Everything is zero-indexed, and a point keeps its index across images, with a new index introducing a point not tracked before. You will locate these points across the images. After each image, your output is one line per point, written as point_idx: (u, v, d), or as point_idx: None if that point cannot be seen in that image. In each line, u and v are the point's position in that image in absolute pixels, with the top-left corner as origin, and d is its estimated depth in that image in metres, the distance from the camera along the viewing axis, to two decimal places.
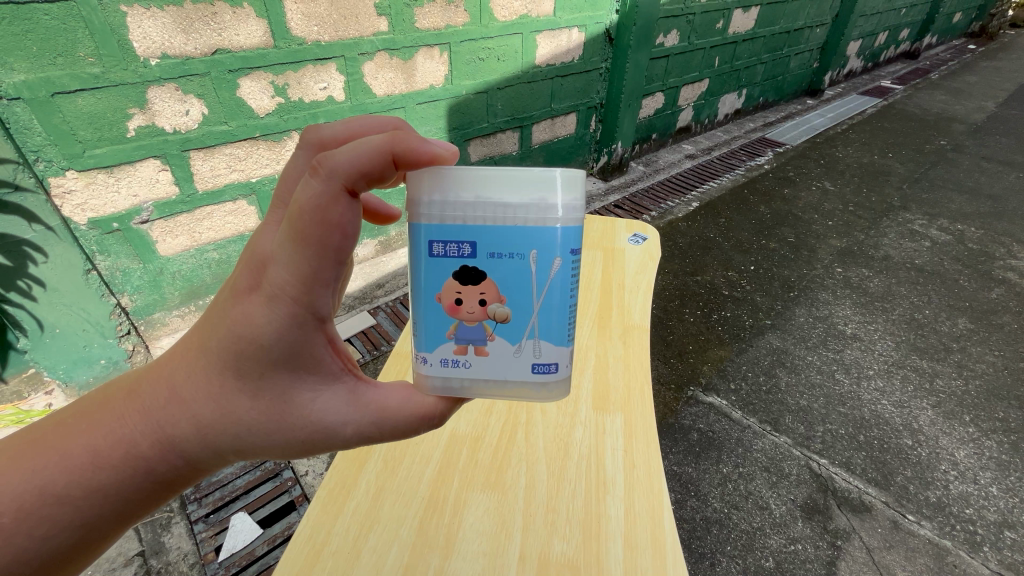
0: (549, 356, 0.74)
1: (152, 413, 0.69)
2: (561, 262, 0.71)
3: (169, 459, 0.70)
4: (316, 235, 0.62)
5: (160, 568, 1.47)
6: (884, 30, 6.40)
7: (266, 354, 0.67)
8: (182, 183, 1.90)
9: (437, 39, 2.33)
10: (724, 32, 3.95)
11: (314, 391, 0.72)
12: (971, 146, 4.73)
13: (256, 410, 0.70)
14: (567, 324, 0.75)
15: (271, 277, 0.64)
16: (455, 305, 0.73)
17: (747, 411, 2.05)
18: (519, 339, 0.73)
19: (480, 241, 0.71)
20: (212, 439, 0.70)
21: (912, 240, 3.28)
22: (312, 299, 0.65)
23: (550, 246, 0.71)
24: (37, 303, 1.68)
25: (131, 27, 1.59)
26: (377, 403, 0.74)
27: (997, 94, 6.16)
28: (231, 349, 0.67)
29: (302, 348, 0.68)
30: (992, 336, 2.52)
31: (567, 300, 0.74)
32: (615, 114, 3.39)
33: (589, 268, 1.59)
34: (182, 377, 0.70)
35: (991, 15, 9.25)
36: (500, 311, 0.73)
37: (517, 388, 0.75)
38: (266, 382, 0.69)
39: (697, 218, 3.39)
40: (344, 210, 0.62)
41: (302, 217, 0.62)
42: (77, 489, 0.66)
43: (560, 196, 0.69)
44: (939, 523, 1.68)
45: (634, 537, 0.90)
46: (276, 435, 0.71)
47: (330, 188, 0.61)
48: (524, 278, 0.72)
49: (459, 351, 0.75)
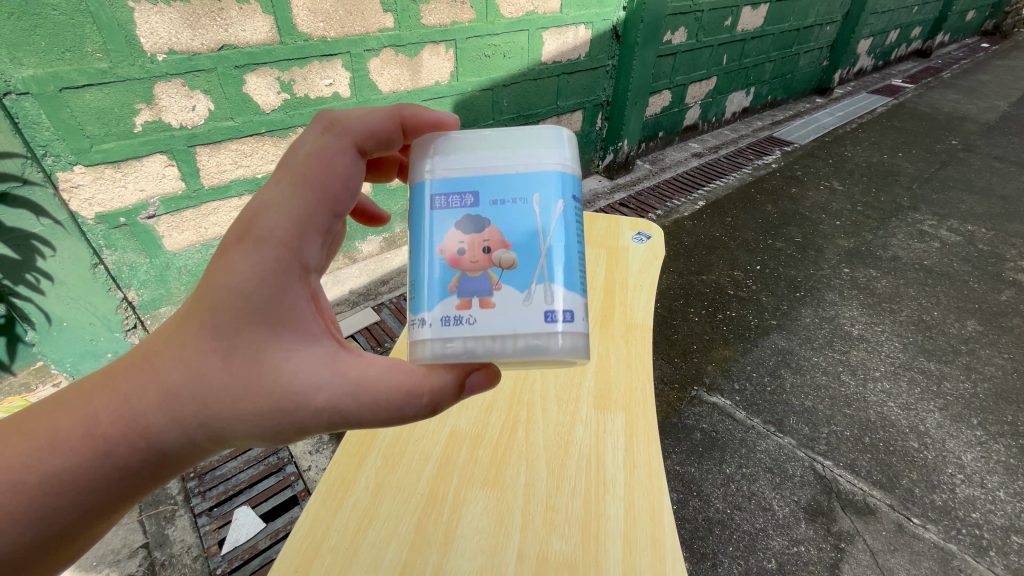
0: (563, 303, 0.68)
1: (121, 386, 0.69)
2: (563, 204, 0.72)
3: (137, 440, 0.68)
4: (318, 179, 0.74)
5: (164, 561, 1.48)
6: (894, 29, 6.31)
7: (244, 304, 0.68)
8: (188, 178, 1.91)
9: (442, 36, 2.32)
10: (732, 29, 3.91)
11: (288, 351, 0.69)
12: (983, 145, 4.66)
13: (228, 374, 0.68)
14: (579, 271, 0.71)
15: (261, 223, 0.70)
16: (457, 254, 0.71)
17: (750, 412, 2.04)
18: (528, 284, 0.68)
19: (481, 190, 0.73)
20: (179, 412, 0.68)
21: (921, 241, 3.24)
22: (300, 244, 0.72)
23: (550, 187, 0.72)
24: (45, 297, 1.72)
25: (138, 23, 1.60)
26: (356, 372, 0.70)
27: (1009, 93, 6.09)
28: (211, 300, 0.68)
29: (283, 301, 0.69)
30: (1001, 338, 2.48)
31: (573, 243, 0.72)
32: (622, 111, 3.37)
33: (592, 267, 1.58)
34: (156, 344, 0.70)
35: (1005, 13, 9.10)
36: (504, 257, 0.70)
37: (531, 344, 0.67)
38: (239, 339, 0.68)
39: (704, 217, 3.37)
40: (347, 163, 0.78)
41: (307, 162, 0.74)
42: (34, 475, 0.64)
43: (552, 146, 0.74)
44: (945, 527, 1.66)
45: (633, 538, 0.89)
46: (249, 405, 0.68)
47: (338, 141, 0.78)
48: (529, 220, 0.71)
49: (462, 306, 0.68)
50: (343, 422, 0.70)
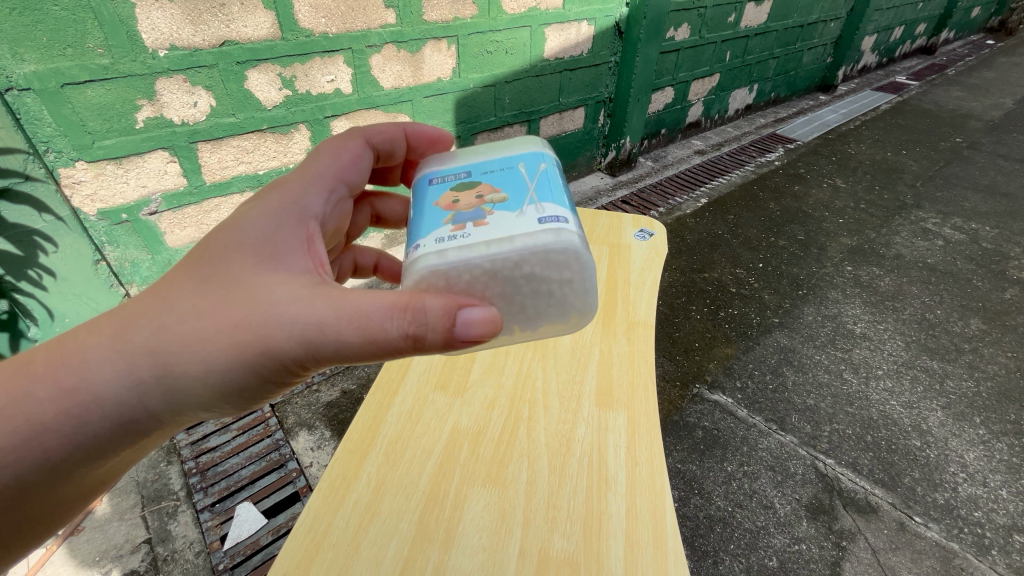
0: (552, 211, 0.73)
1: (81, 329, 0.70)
2: (545, 164, 0.87)
3: (92, 382, 0.68)
4: (330, 155, 0.95)
5: (167, 556, 1.48)
6: (899, 25, 6.26)
7: (240, 234, 0.74)
8: (190, 175, 1.91)
9: (444, 32, 2.31)
10: (736, 26, 3.88)
11: (263, 279, 0.70)
12: (987, 143, 4.64)
13: (206, 301, 0.69)
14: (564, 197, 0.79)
15: (281, 181, 0.87)
16: (452, 204, 0.80)
17: (753, 410, 2.03)
18: (519, 206, 0.75)
19: (474, 169, 0.89)
20: (137, 349, 0.68)
21: (925, 239, 3.22)
22: (305, 196, 0.85)
23: (531, 161, 0.88)
24: (47, 293, 1.73)
25: (140, 19, 1.59)
26: (333, 294, 0.69)
27: (1014, 90, 6.04)
28: (204, 249, 0.73)
29: (277, 230, 0.76)
30: (1005, 337, 2.47)
31: (556, 182, 0.82)
32: (624, 108, 3.35)
33: (594, 266, 1.57)
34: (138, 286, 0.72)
35: (1011, 10, 9.01)
36: (495, 196, 0.79)
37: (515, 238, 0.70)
38: (218, 262, 0.71)
39: (706, 215, 3.35)
40: (356, 146, 1.00)
41: (325, 145, 0.97)
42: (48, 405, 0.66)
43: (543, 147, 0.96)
44: (947, 526, 1.66)
45: (635, 535, 0.89)
46: (219, 338, 0.68)
47: (351, 134, 1.02)
48: (512, 176, 0.84)
49: (456, 229, 0.74)
50: (319, 345, 0.68)
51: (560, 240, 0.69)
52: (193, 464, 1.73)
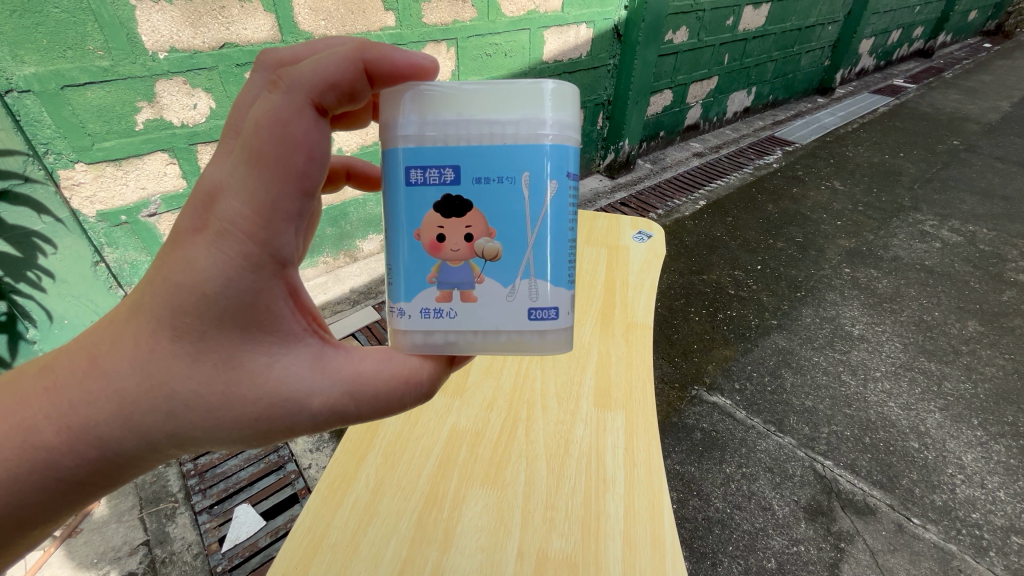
0: (547, 300, 0.73)
1: (64, 396, 0.64)
2: (555, 185, 0.71)
3: (93, 456, 0.65)
4: (275, 155, 0.62)
5: (165, 558, 1.48)
6: (896, 29, 6.30)
7: (211, 298, 0.63)
8: (189, 177, 1.91)
9: (444, 35, 2.32)
10: (734, 29, 3.90)
11: (269, 356, 0.67)
12: (985, 146, 4.66)
13: (208, 389, 0.65)
14: (565, 265, 0.74)
15: (224, 211, 0.62)
16: (437, 242, 0.73)
17: (750, 411, 2.03)
18: (512, 280, 0.72)
19: (465, 166, 0.71)
20: (140, 428, 0.65)
21: (923, 241, 3.24)
22: (271, 236, 0.64)
23: (541, 168, 0.70)
24: (47, 294, 1.72)
25: (140, 21, 1.60)
26: (344, 373, 0.69)
27: (1011, 93, 6.07)
28: (172, 302, 0.63)
29: (257, 298, 0.65)
30: (1003, 339, 2.48)
31: (564, 231, 0.73)
32: (623, 111, 3.36)
33: (592, 267, 1.58)
34: (110, 354, 0.64)
35: (1007, 13, 9.07)
36: (488, 247, 0.72)
37: (509, 336, 0.73)
38: (208, 343, 0.65)
39: (704, 217, 3.36)
40: (308, 127, 0.64)
41: (257, 132, 0.61)
42: (58, 458, 0.64)
43: (567, 118, 0.71)
44: (945, 528, 1.66)
45: (634, 536, 0.89)
46: (230, 423, 0.67)
47: (291, 99, 0.63)
48: (515, 203, 0.71)
49: (443, 298, 0.73)
50: (333, 424, 0.71)
51: (547, 342, 0.73)
52: (192, 465, 1.73)
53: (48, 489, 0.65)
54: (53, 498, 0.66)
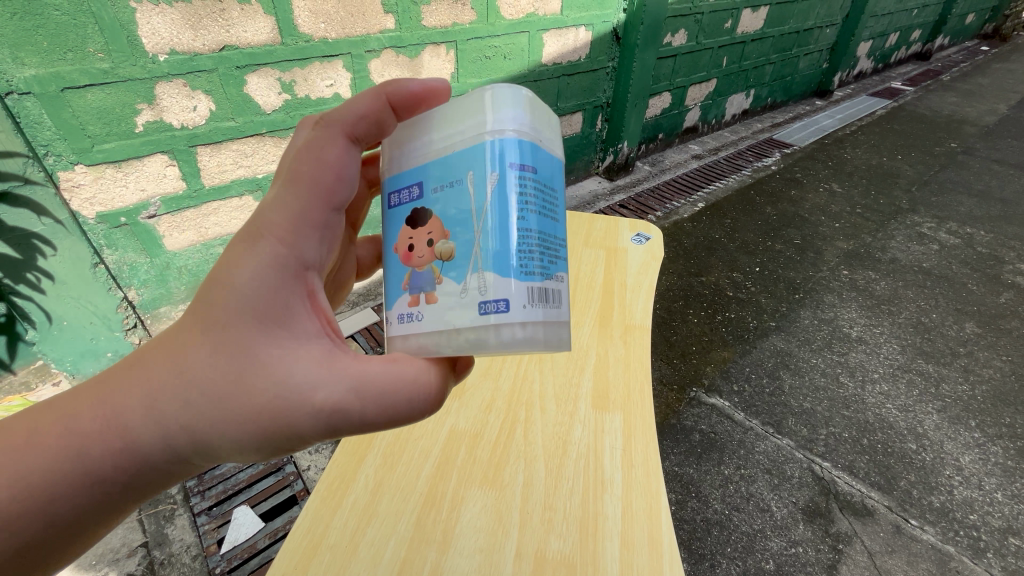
0: (497, 292, 0.62)
1: (104, 388, 0.64)
2: (497, 176, 0.64)
3: (113, 449, 0.63)
4: (309, 172, 0.71)
5: (163, 560, 1.48)
6: (894, 32, 6.33)
7: (237, 291, 0.64)
8: (189, 178, 1.92)
9: (443, 37, 2.33)
10: (732, 32, 3.91)
11: (280, 349, 0.64)
12: (982, 148, 4.68)
13: (222, 381, 0.63)
14: (518, 255, 0.63)
15: (262, 219, 0.68)
16: (408, 252, 0.71)
17: (749, 413, 2.04)
18: (463, 277, 0.64)
19: (426, 180, 0.71)
20: (162, 422, 0.63)
21: (920, 243, 3.25)
22: (299, 241, 0.69)
23: (484, 162, 0.65)
24: (46, 295, 1.72)
25: (140, 24, 1.60)
26: (354, 371, 0.65)
27: (1008, 96, 6.10)
28: (203, 298, 0.65)
29: (279, 295, 0.66)
30: (1000, 341, 2.49)
31: (511, 220, 0.63)
32: (621, 113, 3.37)
33: (590, 269, 1.59)
34: (150, 347, 0.66)
35: (1004, 16, 9.12)
36: (443, 247, 0.67)
37: (467, 337, 0.64)
38: (227, 333, 0.64)
39: (703, 219, 3.37)
40: (339, 153, 0.74)
41: (298, 157, 0.72)
42: (90, 452, 0.62)
43: (511, 108, 0.66)
44: (942, 529, 1.67)
45: (631, 537, 0.90)
46: (242, 421, 0.64)
47: (327, 132, 0.74)
48: (462, 202, 0.66)
49: (412, 303, 0.70)
50: (342, 427, 0.66)
51: (504, 341, 0.62)
52: None
53: (78, 485, 0.63)
54: (79, 495, 0.63)
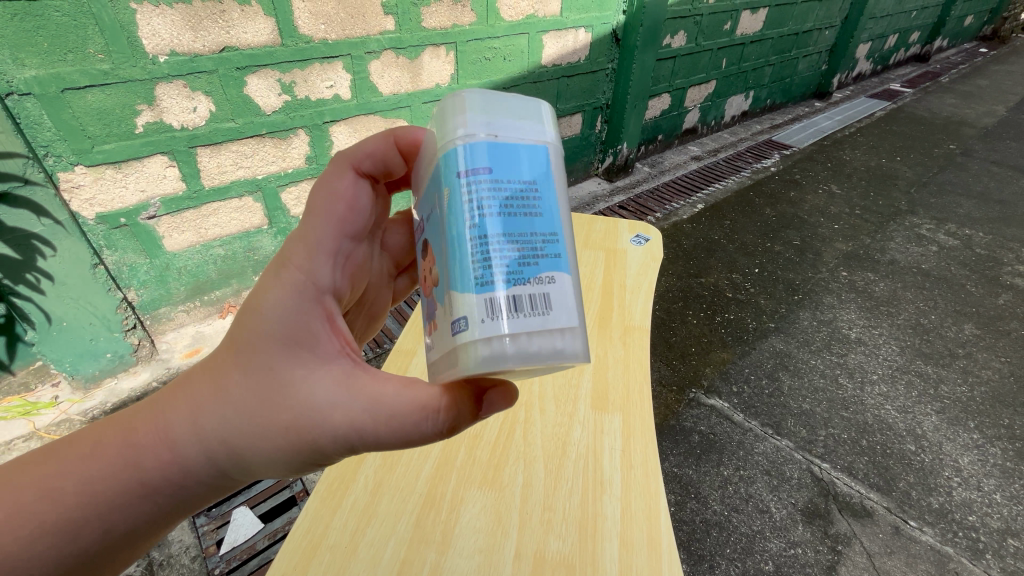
0: (458, 311, 0.54)
1: (156, 406, 0.68)
2: (450, 188, 0.58)
3: (160, 464, 0.66)
4: (322, 203, 0.75)
5: (163, 561, 1.48)
6: (893, 34, 6.35)
7: (262, 316, 0.67)
8: (189, 179, 1.92)
9: (443, 39, 2.34)
10: (732, 33, 3.92)
11: (305, 370, 0.66)
12: (981, 150, 4.68)
13: (253, 401, 0.66)
14: (477, 266, 0.55)
15: (283, 247, 0.72)
16: (422, 280, 0.69)
17: (748, 414, 2.04)
18: (440, 301, 0.59)
19: (421, 209, 0.69)
20: (204, 440, 0.67)
21: (919, 244, 3.25)
22: (315, 268, 0.71)
23: (442, 178, 0.60)
24: (45, 296, 1.72)
25: (141, 25, 1.61)
26: (374, 393, 0.65)
27: (1006, 98, 6.11)
28: (234, 322, 0.68)
29: (301, 318, 0.67)
30: (998, 342, 2.49)
31: (466, 230, 0.56)
32: (621, 115, 3.38)
33: (590, 269, 1.59)
34: (194, 368, 0.70)
35: (1003, 18, 9.14)
36: (431, 272, 0.64)
37: (447, 359, 0.58)
38: (256, 354, 0.66)
39: (703, 220, 3.37)
40: (348, 185, 0.78)
41: (313, 192, 0.77)
42: (139, 467, 0.66)
43: (470, 112, 0.59)
44: (941, 530, 1.67)
45: (630, 538, 0.90)
46: (274, 437, 0.66)
47: (336, 168, 0.79)
48: (437, 224, 0.62)
49: (426, 330, 0.67)
50: (364, 446, 0.66)
51: (472, 361, 0.53)
52: None
53: (128, 500, 0.66)
54: (124, 509, 0.66)
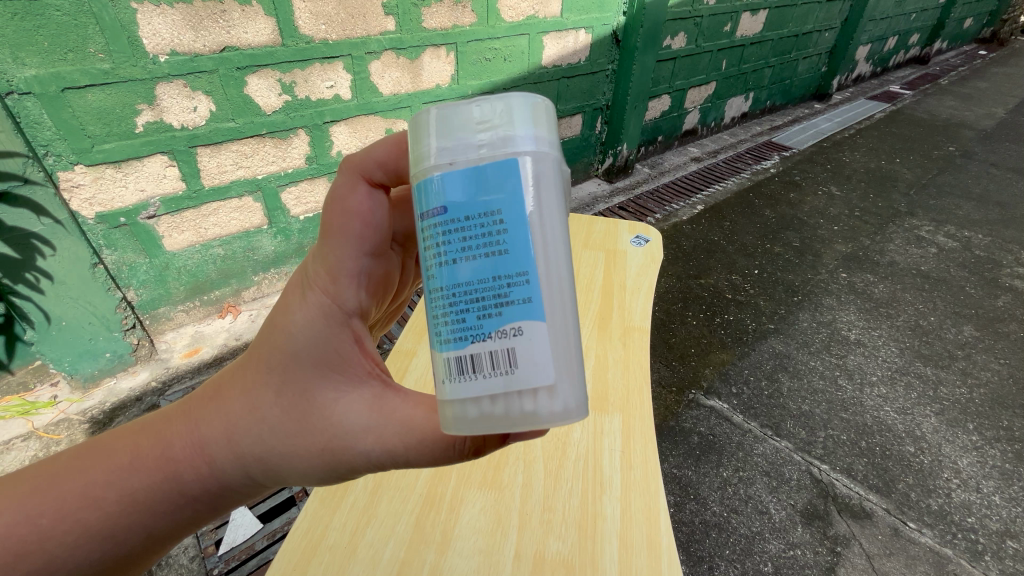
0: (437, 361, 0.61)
1: (193, 418, 0.73)
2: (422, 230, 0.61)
3: (203, 472, 0.72)
4: (337, 223, 0.74)
5: (161, 561, 1.48)
6: (893, 36, 6.35)
7: (294, 341, 0.71)
8: (188, 179, 1.91)
9: (443, 39, 2.34)
10: (732, 35, 3.93)
11: (336, 393, 0.70)
12: (980, 152, 4.69)
13: (289, 421, 0.70)
14: (443, 320, 0.59)
15: (307, 271, 0.74)
16: None
17: (748, 415, 2.04)
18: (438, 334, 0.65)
19: None
20: (240, 452, 0.72)
21: (919, 246, 3.25)
22: (338, 290, 0.73)
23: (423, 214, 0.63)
24: (45, 295, 1.71)
25: (141, 24, 1.61)
26: (400, 416, 0.69)
27: (1005, 100, 6.13)
28: (266, 345, 0.72)
29: (330, 343, 0.71)
30: (997, 344, 2.50)
31: (432, 280, 0.60)
32: (621, 116, 3.38)
33: (591, 269, 1.60)
34: (228, 383, 0.75)
35: (1002, 21, 9.16)
36: None
37: None
38: (290, 376, 0.71)
39: (703, 222, 3.37)
40: (361, 200, 0.75)
41: (326, 208, 0.75)
42: (179, 475, 0.71)
43: (438, 138, 0.56)
44: (940, 532, 1.67)
45: (630, 538, 0.90)
46: (308, 454, 0.71)
47: (348, 180, 0.76)
48: None
49: None
50: (389, 464, 0.69)
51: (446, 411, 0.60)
52: None
53: (169, 503, 0.71)
54: (167, 511, 0.72)
